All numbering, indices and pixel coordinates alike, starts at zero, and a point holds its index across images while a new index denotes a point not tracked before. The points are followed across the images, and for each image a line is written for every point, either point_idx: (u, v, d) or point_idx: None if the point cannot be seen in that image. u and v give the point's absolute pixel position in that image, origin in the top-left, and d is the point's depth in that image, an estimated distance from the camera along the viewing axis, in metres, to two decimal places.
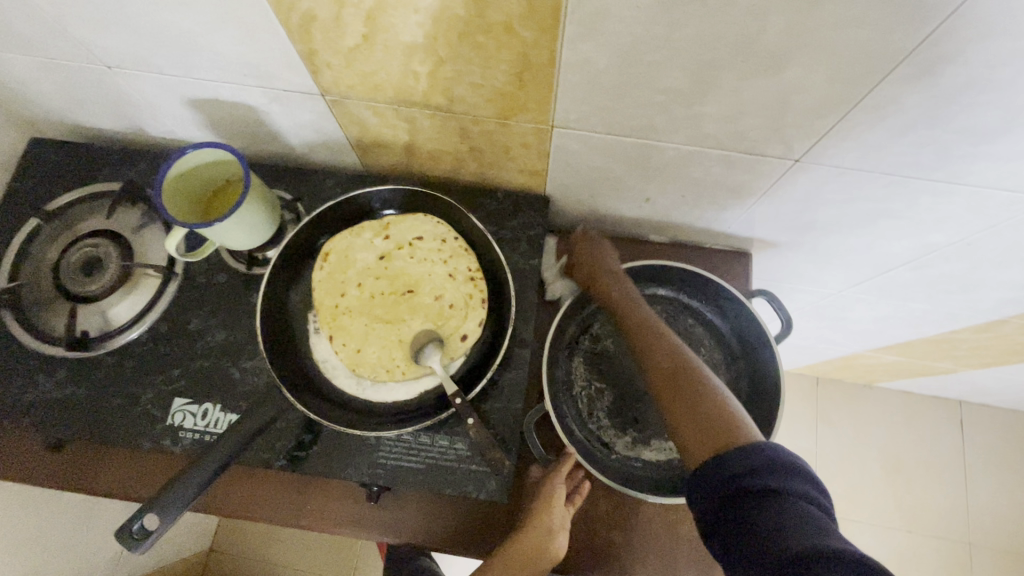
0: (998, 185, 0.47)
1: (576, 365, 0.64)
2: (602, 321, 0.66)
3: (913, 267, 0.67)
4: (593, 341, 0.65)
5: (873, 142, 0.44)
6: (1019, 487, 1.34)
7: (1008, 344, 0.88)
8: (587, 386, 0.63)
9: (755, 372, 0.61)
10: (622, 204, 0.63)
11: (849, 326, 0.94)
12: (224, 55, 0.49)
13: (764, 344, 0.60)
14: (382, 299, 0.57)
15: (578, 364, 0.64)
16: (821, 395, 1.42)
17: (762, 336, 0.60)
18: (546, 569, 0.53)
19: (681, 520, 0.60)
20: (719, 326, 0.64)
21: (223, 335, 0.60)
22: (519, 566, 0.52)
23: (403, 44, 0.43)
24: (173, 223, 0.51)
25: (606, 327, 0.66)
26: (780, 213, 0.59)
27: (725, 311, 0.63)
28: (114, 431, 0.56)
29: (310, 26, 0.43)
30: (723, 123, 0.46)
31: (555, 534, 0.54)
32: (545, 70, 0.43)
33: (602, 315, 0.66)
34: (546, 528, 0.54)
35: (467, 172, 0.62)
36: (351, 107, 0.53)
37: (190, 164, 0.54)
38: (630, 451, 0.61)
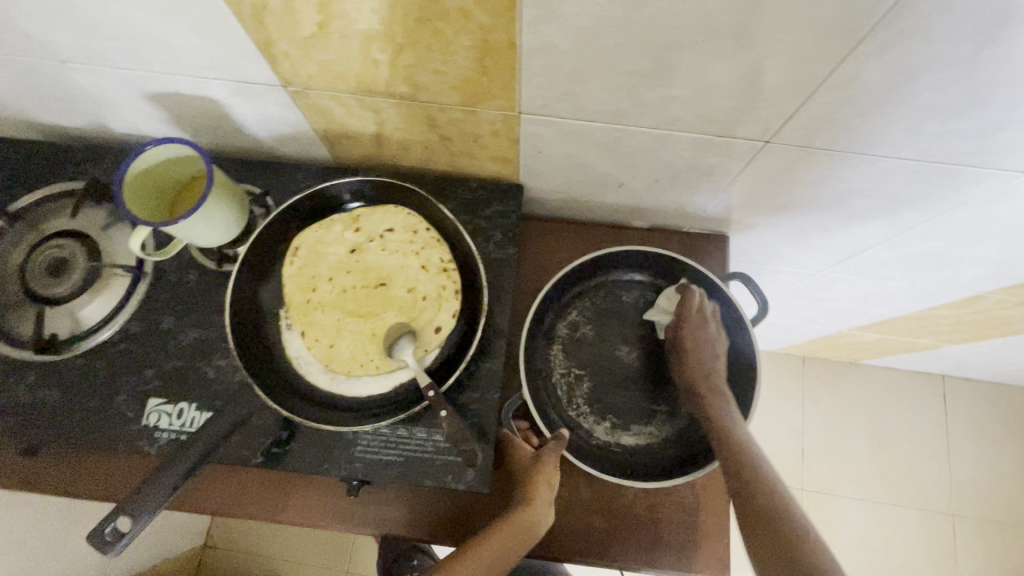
0: (967, 162, 0.47)
1: (555, 353, 0.64)
2: (580, 308, 0.65)
3: (889, 246, 0.67)
4: (571, 328, 0.64)
5: (840, 121, 0.44)
6: (1000, 457, 1.36)
7: (986, 319, 0.89)
8: (566, 374, 0.63)
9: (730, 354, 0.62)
10: (597, 189, 0.62)
11: (831, 305, 0.95)
12: (179, 48, 0.47)
13: (739, 325, 0.61)
14: (354, 293, 0.57)
15: (557, 352, 0.63)
16: (807, 374, 1.43)
17: (737, 317, 0.61)
18: (530, 543, 0.51)
19: (662, 503, 0.60)
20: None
21: (196, 334, 0.59)
22: (504, 540, 0.51)
23: (360, 31, 0.42)
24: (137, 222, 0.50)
25: (584, 315, 0.65)
26: (754, 194, 0.59)
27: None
28: (88, 435, 0.55)
29: (264, 15, 0.42)
30: (690, 105, 0.45)
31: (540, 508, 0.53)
32: (506, 55, 0.42)
33: (580, 302, 0.66)
34: (529, 503, 0.52)
35: (438, 162, 0.61)
36: (314, 98, 0.52)
37: (152, 162, 0.53)
38: (610, 437, 0.60)
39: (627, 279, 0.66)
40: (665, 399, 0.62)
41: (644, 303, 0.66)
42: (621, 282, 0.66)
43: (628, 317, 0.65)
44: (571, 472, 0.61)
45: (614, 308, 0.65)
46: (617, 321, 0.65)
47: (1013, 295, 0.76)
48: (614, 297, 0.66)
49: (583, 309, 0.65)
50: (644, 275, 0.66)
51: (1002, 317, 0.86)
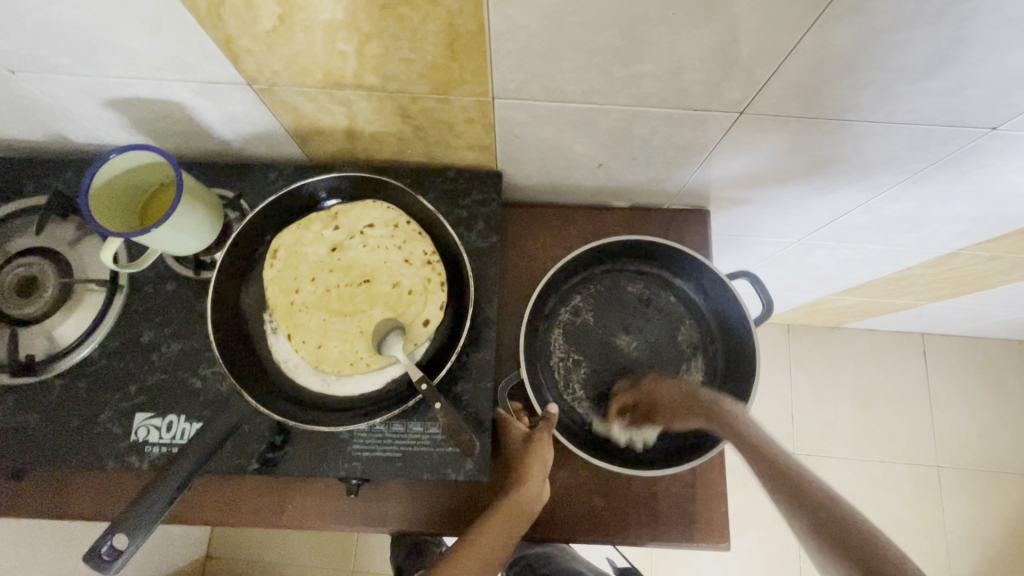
0: (937, 122, 0.48)
1: (554, 337, 0.64)
2: (582, 293, 0.66)
3: (866, 210, 0.68)
4: (572, 313, 0.65)
5: (811, 88, 0.44)
6: (980, 408, 1.41)
7: (961, 276, 0.92)
8: (564, 358, 0.63)
9: (730, 350, 0.63)
10: (576, 172, 0.62)
11: (812, 272, 0.96)
12: (135, 51, 0.46)
13: (741, 320, 0.61)
14: (338, 292, 0.55)
15: (557, 336, 0.64)
16: (793, 341, 1.46)
17: (741, 313, 0.61)
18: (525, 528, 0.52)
19: (659, 479, 0.61)
20: (697, 303, 0.65)
21: (179, 345, 0.58)
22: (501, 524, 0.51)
23: (322, 22, 0.41)
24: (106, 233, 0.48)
25: (587, 300, 0.65)
26: (732, 167, 0.59)
27: (703, 289, 0.65)
28: (75, 455, 0.54)
29: (221, 10, 0.41)
30: (662, 80, 0.45)
31: (535, 491, 0.53)
32: (474, 38, 0.41)
33: (585, 291, 0.66)
34: (525, 487, 0.53)
35: (414, 153, 0.60)
36: (282, 95, 0.51)
37: (116, 172, 0.51)
38: (603, 424, 0.61)
39: (632, 268, 0.66)
40: (662, 391, 0.63)
41: (646, 293, 0.66)
42: (627, 271, 0.66)
43: (630, 306, 0.65)
44: (567, 454, 0.62)
45: (616, 296, 0.65)
46: (619, 309, 0.65)
47: (985, 251, 0.78)
48: (617, 285, 0.66)
49: (585, 295, 0.65)
50: (649, 265, 0.66)
51: (976, 272, 0.89)
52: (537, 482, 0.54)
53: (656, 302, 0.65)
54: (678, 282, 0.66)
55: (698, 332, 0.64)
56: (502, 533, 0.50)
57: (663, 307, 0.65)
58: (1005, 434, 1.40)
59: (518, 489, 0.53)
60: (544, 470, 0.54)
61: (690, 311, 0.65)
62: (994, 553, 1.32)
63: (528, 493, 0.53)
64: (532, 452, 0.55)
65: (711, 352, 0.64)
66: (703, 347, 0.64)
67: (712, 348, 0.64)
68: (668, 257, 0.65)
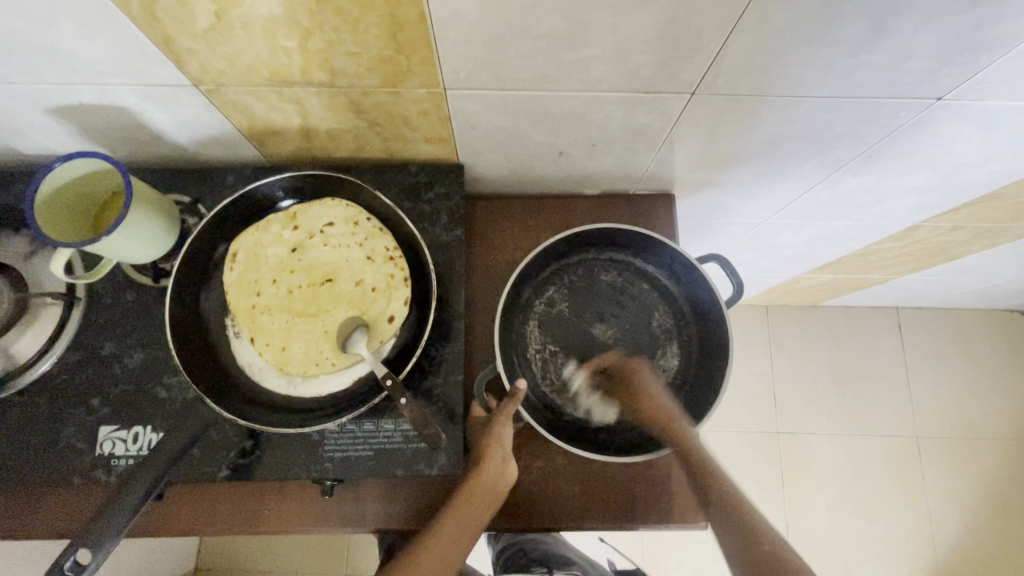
0: (883, 95, 0.48)
1: (530, 329, 0.64)
2: (558, 284, 0.65)
3: (826, 186, 0.69)
4: (547, 304, 0.65)
5: (758, 65, 0.44)
6: (955, 377, 1.44)
7: (926, 248, 0.93)
8: (541, 350, 0.63)
9: (703, 334, 0.63)
10: (537, 161, 0.62)
11: (783, 252, 0.98)
12: (72, 55, 0.44)
13: (714, 306, 0.61)
14: (300, 294, 0.55)
15: (533, 328, 0.64)
16: (772, 322, 1.48)
17: (712, 300, 0.61)
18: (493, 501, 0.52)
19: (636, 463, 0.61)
20: (671, 291, 0.65)
21: (141, 355, 0.57)
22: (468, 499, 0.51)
23: (261, 18, 0.40)
24: (53, 243, 0.47)
25: (562, 291, 0.65)
26: (691, 149, 0.59)
27: (676, 277, 0.64)
28: (39, 472, 0.53)
29: (155, 10, 0.40)
30: (610, 64, 0.45)
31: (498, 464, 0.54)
32: (417, 28, 0.41)
33: (559, 280, 0.66)
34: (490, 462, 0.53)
35: (372, 149, 0.60)
36: (230, 95, 0.50)
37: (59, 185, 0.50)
38: (582, 414, 0.62)
39: (607, 257, 0.66)
40: None
41: (621, 282, 0.66)
42: (601, 260, 0.66)
43: (606, 295, 0.65)
44: (542, 444, 0.62)
45: (592, 286, 0.65)
46: (594, 300, 0.65)
47: (947, 221, 0.80)
48: (592, 275, 0.66)
49: (560, 286, 0.65)
50: (623, 253, 0.66)
51: (940, 243, 0.90)
52: (499, 457, 0.54)
53: (631, 291, 0.65)
54: (652, 270, 0.66)
55: (673, 320, 0.65)
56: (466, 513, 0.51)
57: (637, 296, 0.65)
58: (980, 401, 1.43)
59: (480, 467, 0.53)
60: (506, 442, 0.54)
61: (664, 298, 0.65)
62: (973, 517, 1.35)
63: (491, 471, 0.53)
64: (494, 430, 0.55)
65: (685, 337, 0.64)
66: (678, 334, 0.64)
67: (685, 332, 0.64)
68: (642, 246, 0.64)
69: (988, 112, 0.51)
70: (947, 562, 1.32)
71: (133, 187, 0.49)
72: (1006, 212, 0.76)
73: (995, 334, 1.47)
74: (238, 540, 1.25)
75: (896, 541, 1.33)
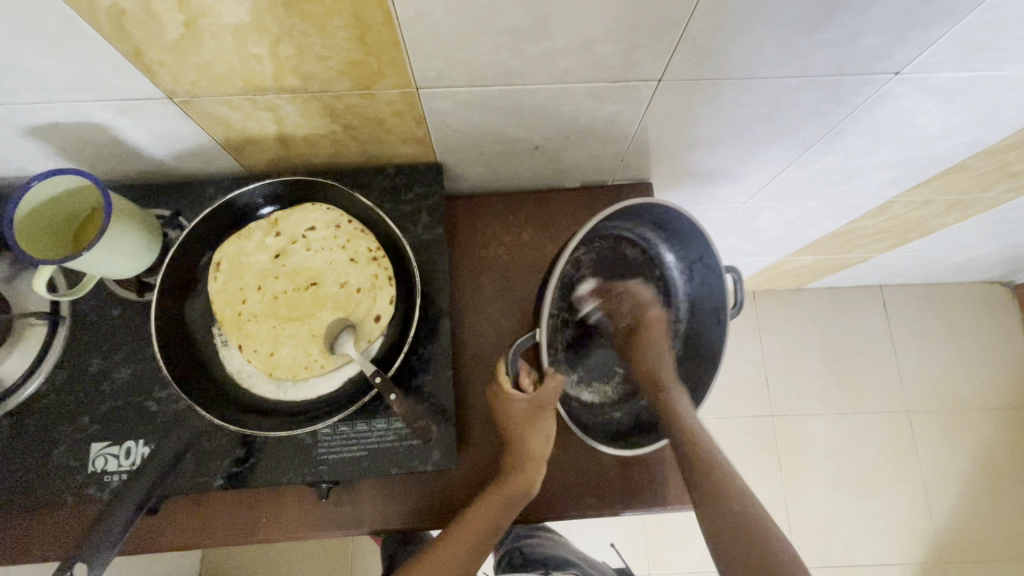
0: (842, 72, 0.50)
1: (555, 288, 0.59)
2: (590, 248, 0.60)
3: (799, 167, 0.70)
4: (576, 265, 0.60)
5: (719, 48, 0.46)
6: (941, 350, 1.47)
7: (902, 223, 0.95)
8: (558, 316, 0.59)
9: (693, 337, 0.65)
10: (514, 156, 0.63)
11: (763, 235, 0.99)
12: (43, 74, 0.45)
13: (717, 319, 0.62)
14: (286, 298, 0.55)
15: (558, 290, 0.59)
16: (760, 307, 1.49)
17: (718, 310, 0.62)
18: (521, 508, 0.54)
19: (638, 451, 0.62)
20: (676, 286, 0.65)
21: (129, 370, 0.57)
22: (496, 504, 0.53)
23: (229, 26, 0.41)
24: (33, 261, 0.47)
25: (592, 254, 0.61)
26: (663, 136, 0.60)
27: (692, 277, 0.63)
28: (31, 492, 0.53)
29: (123, 23, 0.40)
30: (575, 54, 0.46)
31: (531, 470, 0.55)
32: (384, 29, 0.42)
33: (593, 248, 0.60)
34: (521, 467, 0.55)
35: (350, 153, 0.60)
36: (205, 106, 0.50)
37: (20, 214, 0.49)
38: (575, 390, 0.62)
39: (638, 232, 0.62)
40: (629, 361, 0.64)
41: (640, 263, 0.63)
42: (630, 234, 0.62)
43: (624, 271, 0.63)
44: None
45: (614, 254, 0.62)
46: (615, 274, 0.62)
47: (919, 195, 0.82)
48: (618, 246, 0.62)
49: (592, 251, 0.60)
50: (657, 232, 0.62)
51: (914, 218, 0.93)
52: (534, 466, 0.55)
53: (645, 276, 0.64)
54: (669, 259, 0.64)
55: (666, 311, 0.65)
56: (495, 512, 0.52)
57: (648, 280, 0.64)
58: (967, 373, 1.45)
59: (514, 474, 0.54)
60: (545, 448, 0.56)
61: (668, 289, 0.65)
62: (968, 487, 1.38)
63: (524, 477, 0.54)
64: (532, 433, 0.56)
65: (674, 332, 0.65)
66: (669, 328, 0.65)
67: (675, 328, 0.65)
68: (677, 236, 0.61)
69: (945, 84, 0.53)
70: (945, 533, 1.34)
71: (111, 203, 0.50)
72: (974, 183, 0.79)
73: (977, 306, 1.50)
74: (239, 553, 1.24)
75: (894, 516, 1.35)
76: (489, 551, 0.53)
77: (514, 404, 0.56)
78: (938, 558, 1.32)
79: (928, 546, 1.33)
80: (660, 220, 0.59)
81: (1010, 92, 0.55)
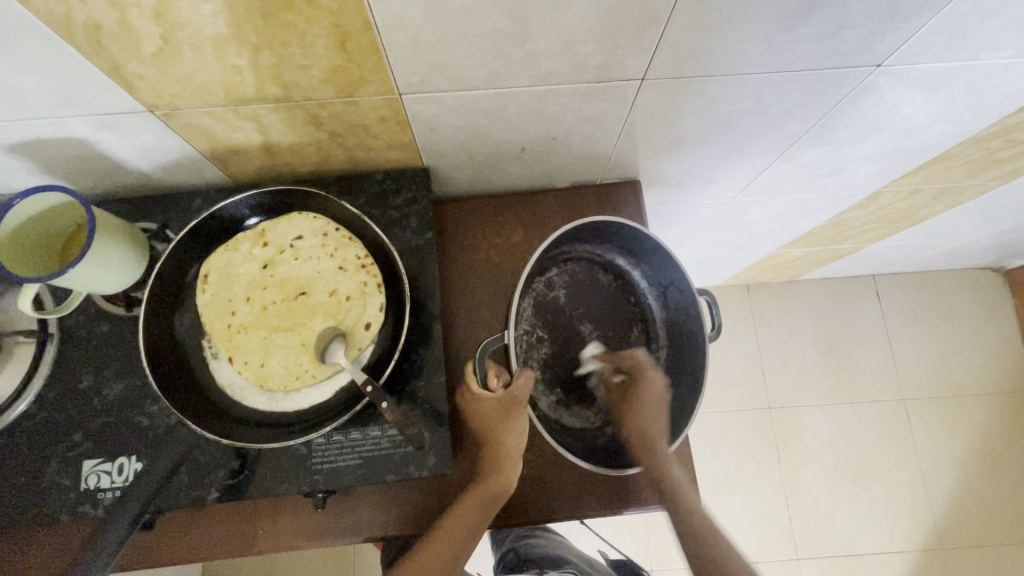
0: (825, 65, 0.50)
1: (525, 305, 0.63)
2: (561, 268, 0.65)
3: (786, 160, 0.70)
4: (546, 286, 0.64)
5: (701, 46, 0.46)
6: (935, 338, 1.48)
7: (891, 213, 0.96)
8: (529, 333, 0.63)
9: (676, 362, 0.64)
10: (501, 159, 0.62)
11: (754, 229, 0.99)
12: (22, 91, 0.44)
13: (695, 337, 0.62)
14: (275, 309, 0.55)
15: (529, 305, 0.63)
16: (754, 300, 1.50)
17: (695, 330, 0.62)
18: (500, 503, 0.54)
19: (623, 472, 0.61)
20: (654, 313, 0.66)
21: (120, 387, 0.57)
22: (481, 504, 0.53)
23: (208, 38, 0.41)
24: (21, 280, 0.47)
25: (563, 277, 0.65)
26: (649, 135, 0.60)
27: (666, 301, 0.65)
28: (24, 512, 0.53)
29: (100, 38, 0.40)
30: (558, 56, 0.46)
31: (508, 462, 0.55)
32: (364, 36, 0.42)
33: (563, 267, 0.65)
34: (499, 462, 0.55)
35: (336, 160, 0.60)
36: (188, 118, 0.50)
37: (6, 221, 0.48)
38: (552, 411, 0.62)
39: (609, 258, 0.66)
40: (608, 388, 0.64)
41: (615, 288, 0.66)
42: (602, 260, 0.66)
43: (598, 295, 0.65)
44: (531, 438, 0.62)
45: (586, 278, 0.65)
46: (589, 297, 0.65)
47: (907, 184, 0.82)
48: (591, 270, 0.65)
49: (561, 275, 0.64)
50: (627, 259, 0.65)
51: (903, 207, 0.93)
52: (512, 459, 0.55)
53: (620, 302, 0.66)
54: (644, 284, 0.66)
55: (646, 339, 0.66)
56: (477, 512, 0.52)
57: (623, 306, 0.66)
58: (961, 359, 1.46)
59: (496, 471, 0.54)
60: (520, 441, 0.56)
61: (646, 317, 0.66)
62: (965, 473, 1.38)
63: (504, 474, 0.55)
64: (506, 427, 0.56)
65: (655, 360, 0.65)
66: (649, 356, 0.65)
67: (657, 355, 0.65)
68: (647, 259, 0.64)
69: (927, 75, 0.53)
70: (944, 519, 1.35)
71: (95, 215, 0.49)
72: (961, 171, 0.79)
73: (969, 293, 1.51)
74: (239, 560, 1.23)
75: (894, 504, 1.36)
76: (471, 553, 0.52)
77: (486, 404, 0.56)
78: (938, 544, 1.33)
79: (928, 533, 1.34)
80: (625, 242, 0.63)
81: (992, 80, 0.56)
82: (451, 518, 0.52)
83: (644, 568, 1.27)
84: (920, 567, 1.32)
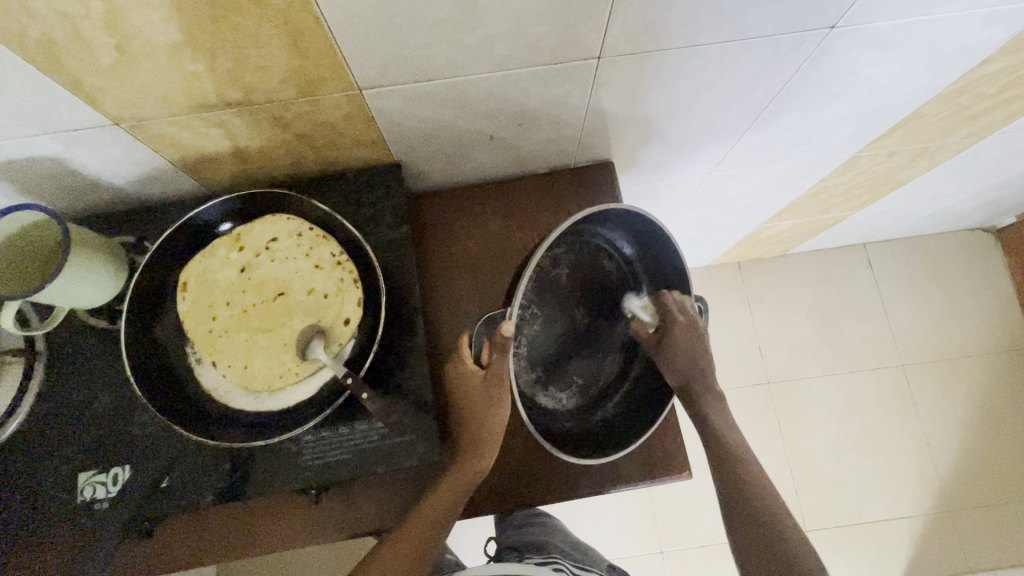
0: (779, 31, 0.50)
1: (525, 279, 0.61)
2: (566, 246, 0.63)
3: (757, 130, 0.70)
4: (550, 263, 0.62)
5: (653, 19, 0.46)
6: (929, 301, 1.47)
7: (873, 177, 0.96)
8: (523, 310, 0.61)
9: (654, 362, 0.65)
10: (471, 148, 0.63)
11: (735, 204, 0.99)
12: None
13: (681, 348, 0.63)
14: (256, 311, 0.56)
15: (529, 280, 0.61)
16: (747, 277, 1.49)
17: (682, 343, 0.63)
18: (462, 500, 0.55)
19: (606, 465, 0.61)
20: None
21: (110, 399, 0.57)
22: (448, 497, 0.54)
23: (162, 45, 0.42)
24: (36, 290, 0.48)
25: (567, 255, 0.63)
26: (616, 113, 0.60)
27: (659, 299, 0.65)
28: (23, 527, 0.54)
29: (56, 53, 0.41)
30: (512, 39, 0.46)
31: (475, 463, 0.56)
32: (316, 34, 0.42)
33: (563, 244, 0.63)
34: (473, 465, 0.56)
35: (308, 161, 0.60)
36: (153, 128, 0.51)
37: None
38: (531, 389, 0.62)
39: (619, 245, 0.64)
40: (584, 374, 0.64)
41: (619, 274, 0.65)
42: (607, 243, 0.64)
43: (600, 281, 0.64)
44: (517, 425, 0.63)
45: (592, 259, 0.64)
46: (589, 279, 0.64)
47: (882, 147, 0.82)
48: (597, 254, 0.64)
49: (570, 252, 0.63)
50: (636, 251, 0.64)
51: (882, 171, 0.93)
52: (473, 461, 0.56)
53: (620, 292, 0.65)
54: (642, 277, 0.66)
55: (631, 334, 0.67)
56: (455, 497, 0.54)
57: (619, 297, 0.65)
58: (957, 321, 1.46)
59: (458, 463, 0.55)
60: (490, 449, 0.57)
61: None
62: (970, 434, 1.39)
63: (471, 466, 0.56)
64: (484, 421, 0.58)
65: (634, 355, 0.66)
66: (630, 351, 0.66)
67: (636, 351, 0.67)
68: (659, 270, 0.64)
69: (883, 33, 0.54)
70: (949, 481, 1.35)
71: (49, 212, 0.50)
72: (935, 129, 0.79)
73: (960, 254, 1.50)
74: (250, 559, 1.24)
75: (899, 470, 1.36)
76: (442, 539, 0.54)
77: (471, 373, 0.58)
78: (945, 506, 1.33)
79: (936, 496, 1.34)
80: (640, 235, 0.61)
81: (950, 35, 0.56)
82: (429, 503, 0.54)
83: (655, 550, 1.27)
84: (928, 530, 1.32)
